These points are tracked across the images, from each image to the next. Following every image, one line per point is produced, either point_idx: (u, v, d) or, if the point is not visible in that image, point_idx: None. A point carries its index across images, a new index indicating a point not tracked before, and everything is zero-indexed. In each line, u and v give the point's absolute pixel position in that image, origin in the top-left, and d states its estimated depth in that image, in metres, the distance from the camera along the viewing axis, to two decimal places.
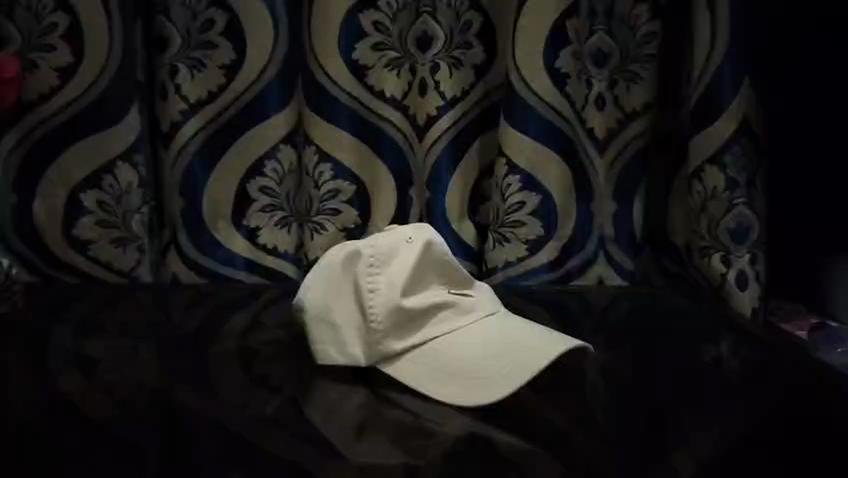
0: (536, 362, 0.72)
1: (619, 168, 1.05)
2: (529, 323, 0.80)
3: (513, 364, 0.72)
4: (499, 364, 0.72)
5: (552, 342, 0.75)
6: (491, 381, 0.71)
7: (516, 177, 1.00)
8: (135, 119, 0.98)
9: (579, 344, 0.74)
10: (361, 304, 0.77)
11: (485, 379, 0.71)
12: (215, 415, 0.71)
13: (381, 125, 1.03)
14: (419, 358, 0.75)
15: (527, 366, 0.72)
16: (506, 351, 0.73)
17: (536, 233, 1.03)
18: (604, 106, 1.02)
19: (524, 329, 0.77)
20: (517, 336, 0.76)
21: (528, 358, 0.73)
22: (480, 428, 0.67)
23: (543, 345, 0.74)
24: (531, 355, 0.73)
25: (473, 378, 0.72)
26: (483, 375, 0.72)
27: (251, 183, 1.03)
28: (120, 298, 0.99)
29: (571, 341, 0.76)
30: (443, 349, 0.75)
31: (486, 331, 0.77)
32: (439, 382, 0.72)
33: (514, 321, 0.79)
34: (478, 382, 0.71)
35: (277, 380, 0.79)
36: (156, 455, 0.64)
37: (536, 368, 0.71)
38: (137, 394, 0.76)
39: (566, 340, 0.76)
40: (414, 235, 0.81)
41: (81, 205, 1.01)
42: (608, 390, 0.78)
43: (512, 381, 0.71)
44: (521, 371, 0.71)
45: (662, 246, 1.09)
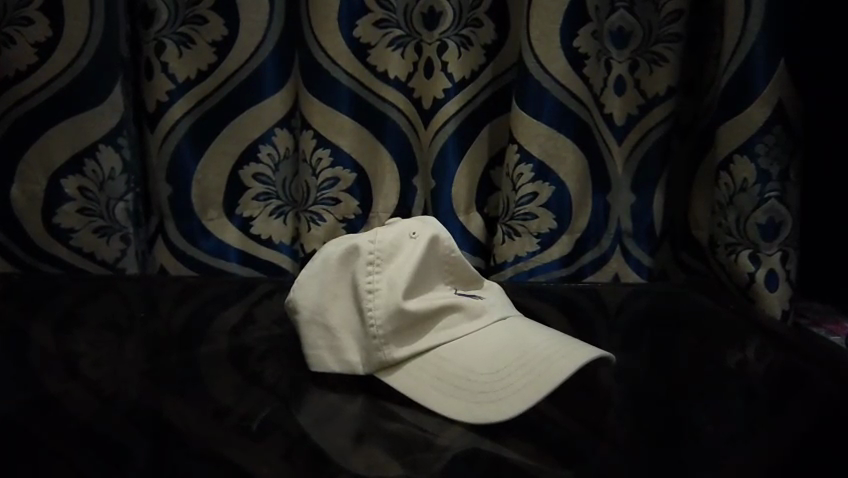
0: (554, 374, 0.62)
1: (638, 157, 0.97)
2: (546, 329, 0.72)
3: (528, 376, 0.63)
4: (511, 375, 0.64)
5: (572, 349, 0.65)
6: (503, 395, 0.62)
7: (529, 165, 0.93)
8: (119, 101, 0.91)
9: (605, 354, 0.64)
10: (359, 306, 0.69)
11: (495, 393, 0.62)
12: (200, 420, 0.65)
13: (384, 109, 0.96)
14: (423, 368, 0.67)
15: (544, 378, 0.62)
16: (520, 361, 0.65)
17: (549, 226, 0.96)
18: (624, 90, 0.95)
19: (540, 335, 0.69)
20: (532, 344, 0.67)
21: (546, 369, 0.63)
22: (485, 443, 0.59)
23: (562, 353, 0.65)
24: (549, 365, 0.64)
25: (481, 391, 0.63)
26: (493, 388, 0.63)
27: (245, 170, 0.97)
28: (104, 291, 0.93)
29: (596, 350, 0.66)
30: (449, 358, 0.67)
31: (497, 339, 0.69)
32: (441, 396, 0.64)
33: (529, 327, 0.71)
34: (486, 396, 0.63)
35: (267, 381, 0.72)
36: (133, 465, 0.58)
37: (554, 380, 0.62)
38: (117, 395, 0.70)
39: (590, 349, 0.66)
40: (418, 230, 0.74)
41: (62, 191, 0.94)
42: (628, 397, 0.72)
43: (526, 398, 0.61)
44: (537, 383, 0.62)
45: (682, 240, 1.03)
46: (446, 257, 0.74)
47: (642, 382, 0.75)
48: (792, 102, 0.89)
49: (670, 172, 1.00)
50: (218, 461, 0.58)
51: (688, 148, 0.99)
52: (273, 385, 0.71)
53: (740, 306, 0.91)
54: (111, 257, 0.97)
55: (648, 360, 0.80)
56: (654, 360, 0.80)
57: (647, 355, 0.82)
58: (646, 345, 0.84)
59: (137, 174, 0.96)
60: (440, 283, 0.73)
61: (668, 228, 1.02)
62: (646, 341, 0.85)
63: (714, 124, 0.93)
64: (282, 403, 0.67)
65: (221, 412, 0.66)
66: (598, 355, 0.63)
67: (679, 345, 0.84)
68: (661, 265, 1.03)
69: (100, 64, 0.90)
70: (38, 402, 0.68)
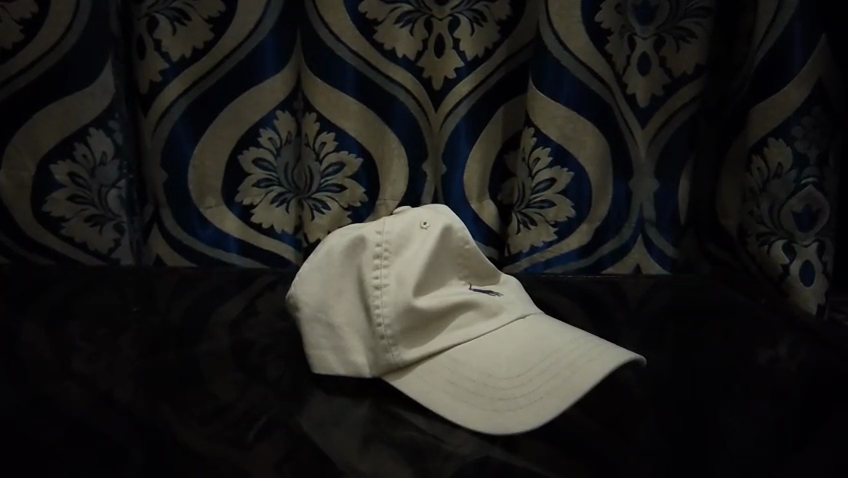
0: (581, 381, 0.57)
1: (662, 141, 0.91)
2: (570, 328, 0.66)
3: (553, 383, 0.57)
4: (535, 381, 0.58)
5: (600, 351, 0.60)
6: (525, 402, 0.56)
7: (546, 149, 0.87)
8: (109, 82, 0.86)
9: (638, 357, 0.59)
10: (366, 303, 0.63)
11: (515, 401, 0.57)
12: (193, 421, 0.60)
13: (392, 89, 0.90)
14: (436, 370, 0.61)
15: (570, 385, 0.57)
16: (543, 365, 0.59)
17: (567, 215, 0.90)
18: (648, 70, 0.88)
19: (565, 336, 0.63)
20: (556, 346, 0.61)
21: (572, 375, 0.58)
22: (497, 451, 0.54)
23: (590, 357, 0.60)
24: (575, 371, 0.58)
25: (500, 398, 0.57)
26: (512, 394, 0.57)
27: (244, 155, 0.91)
28: (97, 283, 0.88)
29: (627, 352, 0.61)
30: (463, 361, 0.61)
31: (517, 340, 0.63)
32: (457, 403, 0.58)
33: (552, 327, 0.65)
34: (507, 403, 0.57)
35: (267, 380, 0.67)
36: (118, 471, 0.53)
37: (582, 387, 0.56)
38: (107, 393, 0.65)
39: (621, 352, 0.60)
40: (429, 220, 0.67)
41: (52, 178, 0.89)
42: (654, 396, 0.66)
43: (551, 408, 0.55)
44: (562, 390, 0.56)
45: (706, 229, 0.96)
46: (460, 250, 0.68)
47: (669, 380, 0.70)
48: (833, 80, 0.82)
49: (697, 158, 0.94)
50: (210, 467, 0.53)
51: (716, 131, 0.93)
52: (274, 385, 0.66)
53: (772, 300, 0.85)
54: (104, 247, 0.92)
55: (674, 356, 0.75)
56: (681, 357, 0.75)
57: (673, 351, 0.76)
58: (671, 341, 0.79)
59: (130, 159, 0.91)
60: (454, 278, 0.67)
61: (693, 216, 0.96)
62: (670, 336, 0.80)
63: (746, 105, 0.87)
64: (281, 405, 0.62)
65: (217, 412, 0.61)
66: (631, 359, 0.57)
67: (706, 341, 0.79)
68: (684, 256, 0.97)
69: (90, 42, 0.84)
70: (21, 401, 0.63)
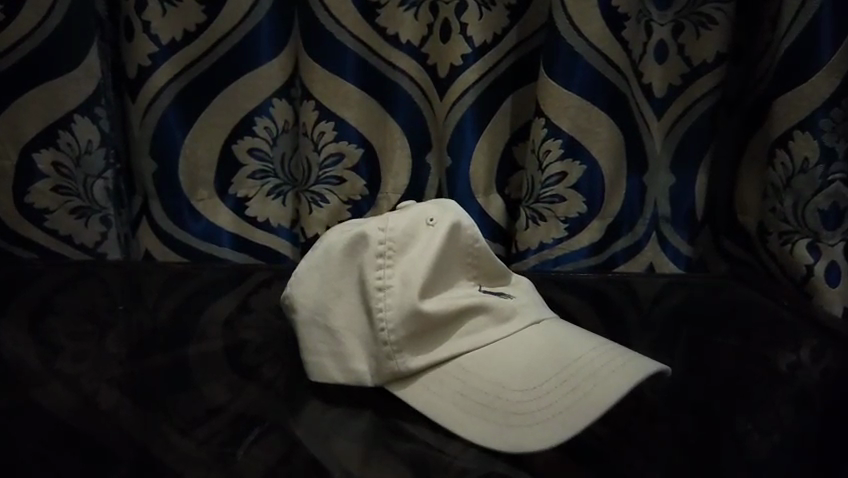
0: (604, 393, 0.52)
1: (679, 134, 0.87)
2: (588, 333, 0.61)
3: (572, 395, 0.53)
4: (553, 394, 0.53)
5: (625, 361, 0.56)
6: (543, 416, 0.52)
7: (558, 141, 0.82)
8: (95, 65, 0.81)
9: (665, 367, 0.54)
10: (368, 306, 0.59)
11: (531, 415, 0.52)
12: (180, 428, 0.55)
13: (394, 77, 0.85)
14: (444, 380, 0.56)
15: (591, 398, 0.52)
16: (561, 376, 0.55)
17: (578, 210, 0.86)
18: (665, 58, 0.84)
19: (584, 343, 0.59)
20: (575, 355, 0.57)
21: (593, 387, 0.53)
22: (503, 465, 0.49)
23: (613, 368, 0.55)
24: (597, 382, 0.54)
25: (514, 412, 0.53)
26: (528, 408, 0.53)
27: (238, 144, 0.86)
28: (83, 278, 0.83)
29: (652, 361, 0.56)
30: (474, 370, 0.56)
31: (532, 347, 0.58)
32: (468, 417, 0.53)
33: (569, 332, 0.60)
34: (522, 418, 0.52)
35: (261, 385, 0.63)
36: None
37: (606, 402, 0.52)
38: (89, 397, 0.61)
39: (645, 361, 0.56)
40: (436, 216, 0.63)
41: (34, 167, 0.84)
42: (673, 401, 0.62)
43: (571, 423, 0.51)
44: (583, 404, 0.52)
45: (723, 225, 0.92)
46: (469, 249, 0.63)
47: (689, 385, 0.65)
48: None
49: (715, 151, 0.89)
50: None
51: (735, 123, 0.88)
52: (268, 390, 0.62)
53: (793, 301, 0.81)
54: (91, 241, 0.88)
55: (691, 359, 0.70)
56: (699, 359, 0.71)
57: (692, 355, 0.72)
58: (689, 343, 0.74)
59: (118, 148, 0.86)
60: (462, 279, 0.63)
61: (709, 213, 0.92)
62: (686, 337, 0.75)
63: (770, 95, 0.82)
64: (275, 411, 0.57)
65: (205, 420, 0.57)
66: (658, 369, 0.53)
67: (726, 343, 0.74)
68: (699, 253, 0.93)
69: (75, 22, 0.79)
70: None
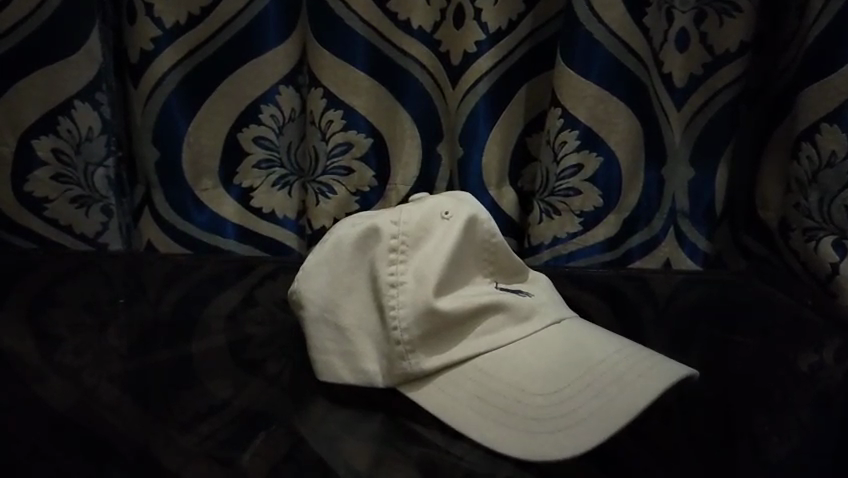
0: (631, 401, 0.50)
1: (699, 126, 0.84)
2: (610, 336, 0.59)
3: (597, 402, 0.51)
4: (576, 401, 0.51)
5: (649, 368, 0.53)
6: (565, 424, 0.50)
7: (574, 132, 0.80)
8: (95, 49, 0.78)
9: (693, 374, 0.52)
10: (379, 304, 0.56)
11: (553, 422, 0.50)
12: (182, 427, 0.53)
13: (405, 64, 0.82)
14: (459, 382, 0.54)
15: (618, 406, 0.50)
16: (584, 381, 0.53)
17: (594, 204, 0.83)
18: (687, 46, 0.80)
19: (607, 347, 0.56)
20: (598, 359, 0.55)
21: (619, 394, 0.51)
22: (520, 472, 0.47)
23: (637, 374, 0.53)
24: (623, 388, 0.52)
25: (535, 418, 0.50)
26: (549, 414, 0.51)
27: (243, 133, 0.84)
28: (82, 269, 0.81)
29: (679, 367, 0.54)
30: (492, 373, 0.54)
31: (553, 349, 0.56)
32: (485, 422, 0.51)
33: (590, 334, 0.58)
34: (543, 425, 0.50)
35: (267, 382, 0.60)
36: None
37: (633, 410, 0.50)
38: (88, 394, 0.58)
39: (672, 366, 0.54)
40: (452, 209, 0.60)
41: (33, 154, 0.82)
42: (695, 400, 0.59)
43: (596, 432, 0.49)
44: (609, 412, 0.50)
45: (742, 221, 0.89)
46: (485, 244, 0.60)
47: (713, 385, 0.62)
48: None
49: (736, 143, 0.86)
50: None
51: (758, 114, 0.85)
52: (273, 389, 0.59)
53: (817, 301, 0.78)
54: (91, 232, 0.85)
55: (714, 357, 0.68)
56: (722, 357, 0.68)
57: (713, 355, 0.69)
58: (710, 341, 0.71)
59: (119, 135, 0.84)
60: (479, 276, 0.60)
61: (728, 207, 0.89)
62: (707, 335, 0.73)
63: (796, 86, 0.79)
64: (281, 411, 0.55)
65: (208, 420, 0.54)
66: (687, 376, 0.51)
67: (747, 343, 0.71)
68: (717, 249, 0.90)
69: (75, 4, 0.77)
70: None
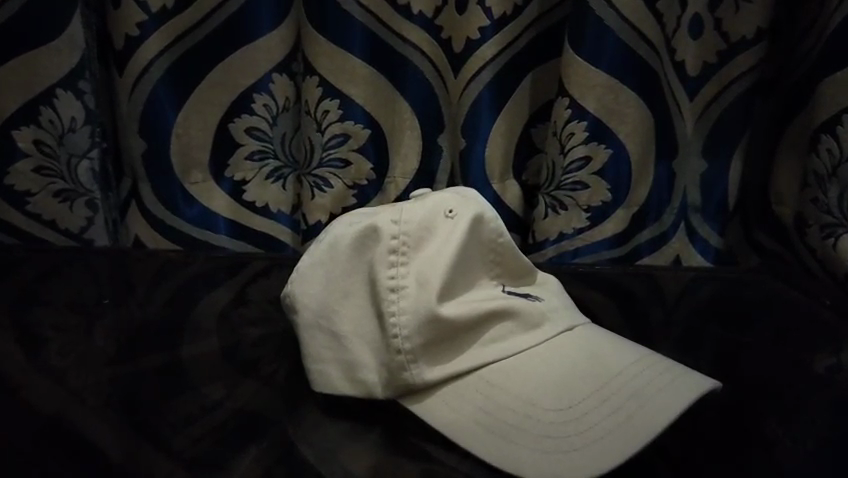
0: (652, 419, 0.48)
1: (712, 117, 0.80)
2: (626, 343, 0.56)
3: (615, 419, 0.48)
4: (592, 418, 0.48)
5: (669, 383, 0.50)
6: (580, 443, 0.47)
7: (582, 123, 0.76)
8: (77, 35, 0.74)
9: (715, 388, 0.50)
10: (379, 309, 0.53)
11: (568, 441, 0.47)
12: (169, 447, 0.50)
13: (405, 52, 0.78)
14: (465, 395, 0.50)
15: (637, 424, 0.47)
16: (600, 395, 0.50)
17: (602, 199, 0.80)
18: (700, 33, 0.77)
19: (623, 357, 0.53)
20: (614, 371, 0.51)
21: (638, 410, 0.48)
22: None
23: (656, 389, 0.50)
24: (642, 404, 0.49)
25: (547, 436, 0.47)
26: (563, 432, 0.47)
27: (235, 124, 0.80)
28: (67, 266, 0.77)
29: (701, 379, 0.51)
30: (500, 385, 0.51)
31: (566, 358, 0.52)
32: (495, 441, 0.47)
33: (605, 341, 0.55)
34: (556, 443, 0.47)
35: (259, 389, 0.57)
36: None
37: (654, 429, 0.47)
38: (69, 402, 0.55)
39: (693, 379, 0.51)
40: (456, 207, 0.56)
41: (14, 146, 0.78)
42: (712, 407, 0.56)
43: (615, 453, 0.46)
44: (628, 430, 0.47)
45: (755, 215, 0.86)
46: (492, 246, 0.57)
47: (732, 389, 0.59)
48: None
49: (750, 135, 0.82)
50: None
51: (773, 105, 0.81)
52: (266, 398, 0.56)
53: (836, 301, 0.74)
54: (76, 227, 0.82)
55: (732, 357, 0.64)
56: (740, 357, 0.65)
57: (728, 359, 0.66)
58: (728, 340, 0.68)
59: (105, 126, 0.80)
60: (485, 279, 0.57)
61: (740, 202, 0.86)
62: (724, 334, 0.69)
63: (815, 75, 0.75)
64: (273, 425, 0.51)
65: (197, 436, 0.51)
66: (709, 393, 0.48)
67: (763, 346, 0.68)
68: (729, 244, 0.87)
69: None
70: None
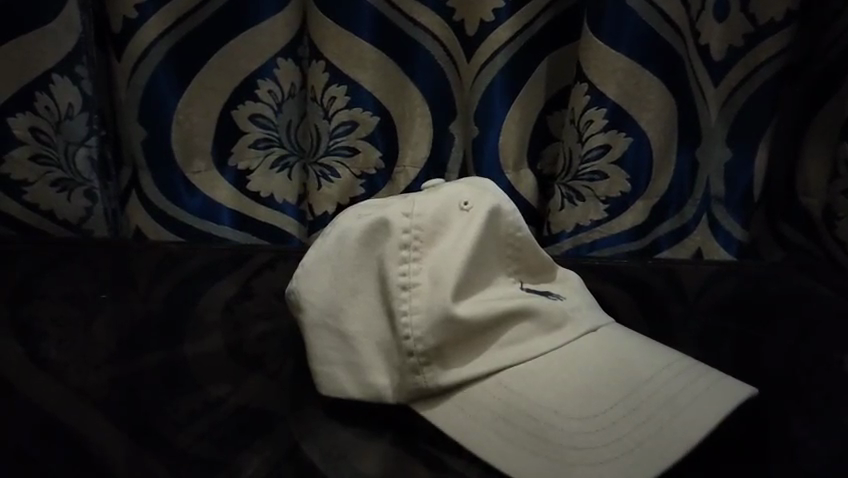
0: (684, 430, 0.45)
1: (738, 103, 0.76)
2: (653, 345, 0.53)
3: (644, 431, 0.45)
4: (620, 428, 0.45)
5: (701, 391, 0.48)
6: (607, 455, 0.44)
7: (602, 110, 0.73)
8: (73, 16, 0.71)
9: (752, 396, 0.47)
10: (390, 308, 0.50)
11: (594, 452, 0.44)
12: (170, 451, 0.47)
13: (415, 35, 0.74)
14: (483, 402, 0.47)
15: (669, 436, 0.45)
16: (628, 402, 0.47)
17: (622, 190, 0.77)
18: (726, 14, 0.73)
19: (652, 361, 0.50)
20: (642, 377, 0.49)
21: (670, 420, 0.46)
22: None
23: (688, 397, 0.47)
24: (674, 414, 0.46)
25: (572, 447, 0.44)
26: (589, 443, 0.44)
27: (238, 111, 0.77)
28: (64, 258, 0.74)
29: (735, 387, 0.48)
30: (520, 390, 0.48)
31: (591, 361, 0.49)
32: (517, 452, 0.45)
33: (631, 343, 0.52)
34: (582, 455, 0.44)
35: (263, 389, 0.54)
36: None
37: (688, 442, 0.44)
38: (63, 402, 0.52)
39: (727, 387, 0.48)
40: (472, 199, 0.53)
41: (9, 133, 0.75)
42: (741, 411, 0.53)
43: (646, 468, 0.43)
44: (658, 441, 0.44)
45: (780, 206, 0.83)
46: (509, 240, 0.54)
47: (765, 387, 0.56)
48: None
49: (778, 123, 0.79)
50: None
51: (802, 91, 0.77)
52: (270, 398, 0.53)
53: None
54: (75, 218, 0.79)
55: (764, 354, 0.61)
56: (773, 354, 0.61)
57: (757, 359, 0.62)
58: (756, 334, 0.65)
59: (102, 113, 0.77)
60: (503, 276, 0.53)
61: (766, 192, 0.82)
62: (753, 328, 0.66)
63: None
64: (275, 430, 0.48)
65: (194, 441, 0.48)
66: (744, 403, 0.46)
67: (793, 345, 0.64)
68: (752, 237, 0.83)
69: None
70: None
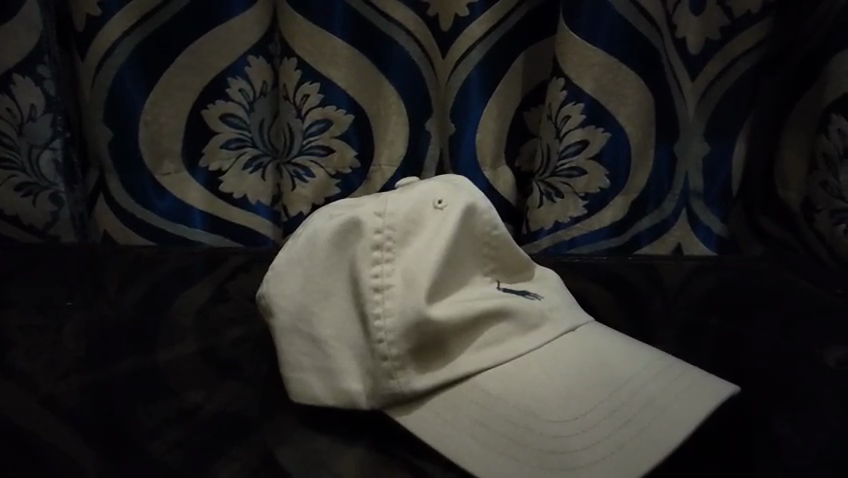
0: (665, 430, 0.44)
1: (715, 97, 0.76)
2: (634, 344, 0.52)
3: (625, 433, 0.44)
4: (600, 430, 0.44)
5: (683, 390, 0.47)
6: (588, 458, 0.43)
7: (579, 105, 0.72)
8: (34, 14, 0.68)
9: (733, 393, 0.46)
10: (362, 311, 0.48)
11: (575, 456, 0.43)
12: (134, 462, 0.45)
13: (389, 30, 0.73)
14: (461, 405, 0.46)
15: (651, 437, 0.44)
16: (608, 403, 0.46)
17: (600, 185, 0.76)
18: (702, 7, 0.72)
19: (632, 360, 0.49)
20: (623, 377, 0.48)
21: (651, 420, 0.45)
22: None
23: (669, 396, 0.46)
24: (655, 414, 0.45)
25: (553, 451, 0.43)
26: (569, 446, 0.43)
27: (208, 110, 0.75)
28: (29, 264, 0.72)
29: (716, 385, 0.48)
30: (498, 393, 0.46)
31: (570, 362, 0.48)
32: (496, 458, 0.43)
33: (611, 342, 0.51)
34: (563, 459, 0.43)
35: (234, 396, 0.52)
36: None
37: (670, 444, 0.43)
38: (25, 413, 0.50)
39: (708, 385, 0.48)
40: (446, 198, 0.52)
41: None
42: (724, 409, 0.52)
43: (627, 471, 0.42)
44: (640, 443, 0.43)
45: (758, 200, 0.82)
46: (485, 239, 0.53)
47: (747, 383, 0.55)
48: None
49: (755, 117, 0.78)
50: None
51: (778, 84, 0.77)
52: (241, 406, 0.51)
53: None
54: (41, 223, 0.77)
55: (747, 349, 0.60)
56: (755, 349, 0.61)
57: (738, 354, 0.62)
58: (739, 329, 0.64)
59: (68, 114, 0.75)
60: (479, 276, 0.52)
61: (744, 186, 0.82)
62: (735, 323, 0.65)
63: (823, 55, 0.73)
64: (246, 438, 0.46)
65: (160, 451, 0.46)
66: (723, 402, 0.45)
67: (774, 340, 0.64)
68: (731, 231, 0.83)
69: None
70: None
